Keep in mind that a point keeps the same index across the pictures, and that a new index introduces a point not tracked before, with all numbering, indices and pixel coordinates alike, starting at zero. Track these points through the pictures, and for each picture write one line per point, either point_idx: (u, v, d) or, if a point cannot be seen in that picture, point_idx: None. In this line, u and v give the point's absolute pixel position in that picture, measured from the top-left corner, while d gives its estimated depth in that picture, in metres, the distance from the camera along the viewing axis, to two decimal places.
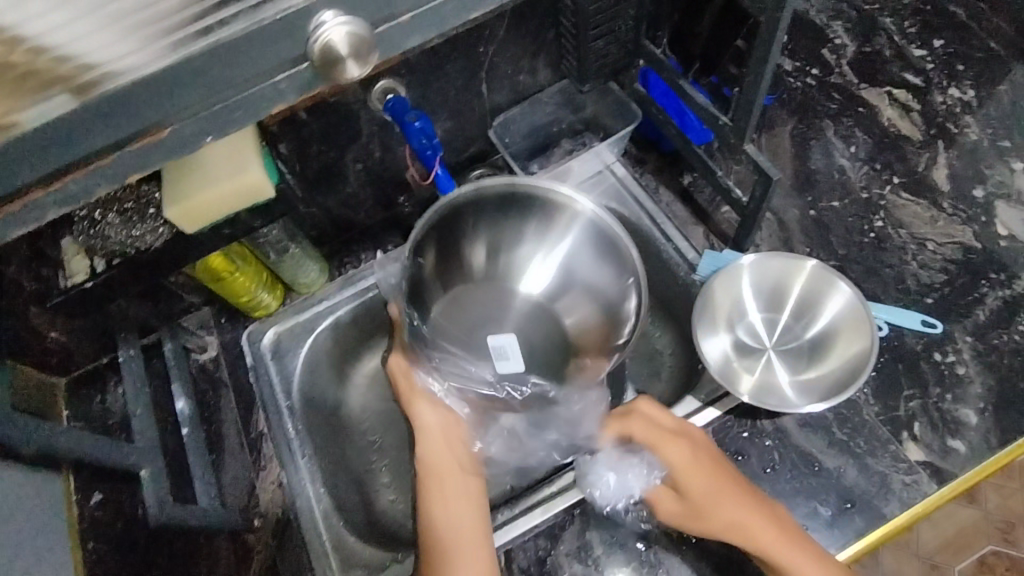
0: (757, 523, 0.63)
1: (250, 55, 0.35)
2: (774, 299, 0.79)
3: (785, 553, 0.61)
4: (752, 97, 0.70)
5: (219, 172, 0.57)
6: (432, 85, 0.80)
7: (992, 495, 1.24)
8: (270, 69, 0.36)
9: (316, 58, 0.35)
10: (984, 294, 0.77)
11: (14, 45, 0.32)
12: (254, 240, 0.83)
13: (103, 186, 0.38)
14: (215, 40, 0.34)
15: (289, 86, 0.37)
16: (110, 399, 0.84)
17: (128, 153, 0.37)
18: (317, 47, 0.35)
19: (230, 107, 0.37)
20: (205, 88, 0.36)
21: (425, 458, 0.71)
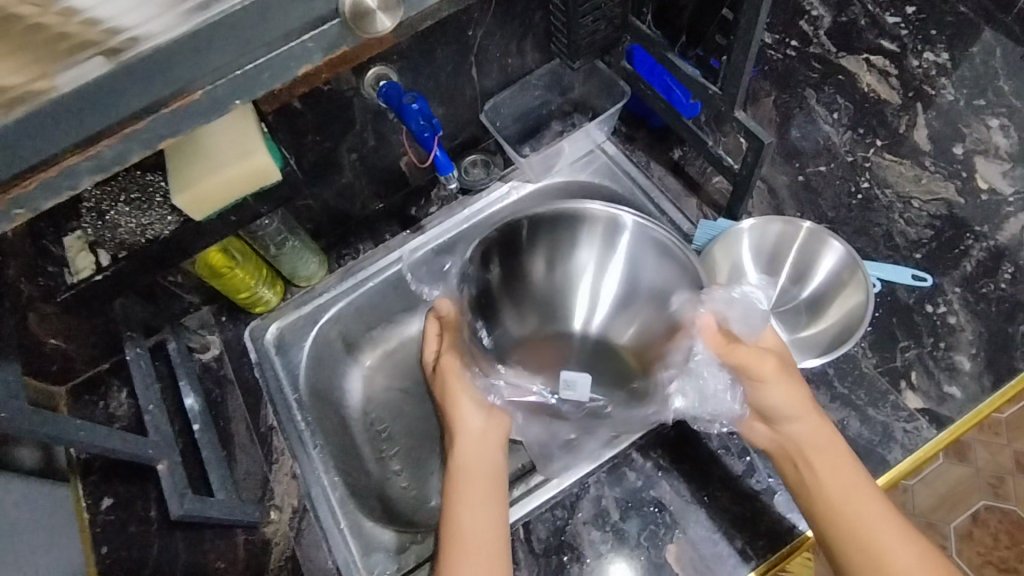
0: (815, 419, 0.67)
1: (279, 11, 0.38)
2: (772, 261, 0.83)
3: (832, 456, 0.65)
4: (740, 66, 0.71)
5: (225, 156, 0.57)
6: (423, 70, 0.81)
7: (979, 453, 1.34)
8: (296, 29, 0.39)
9: (347, 13, 0.39)
10: (969, 247, 0.80)
11: (50, 9, 0.35)
12: (253, 233, 0.82)
13: (137, 153, 0.39)
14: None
15: (315, 45, 0.40)
16: (114, 403, 0.83)
17: (161, 118, 0.38)
18: (348, 4, 0.38)
19: (258, 69, 0.39)
20: (236, 49, 0.38)
21: (462, 458, 0.71)
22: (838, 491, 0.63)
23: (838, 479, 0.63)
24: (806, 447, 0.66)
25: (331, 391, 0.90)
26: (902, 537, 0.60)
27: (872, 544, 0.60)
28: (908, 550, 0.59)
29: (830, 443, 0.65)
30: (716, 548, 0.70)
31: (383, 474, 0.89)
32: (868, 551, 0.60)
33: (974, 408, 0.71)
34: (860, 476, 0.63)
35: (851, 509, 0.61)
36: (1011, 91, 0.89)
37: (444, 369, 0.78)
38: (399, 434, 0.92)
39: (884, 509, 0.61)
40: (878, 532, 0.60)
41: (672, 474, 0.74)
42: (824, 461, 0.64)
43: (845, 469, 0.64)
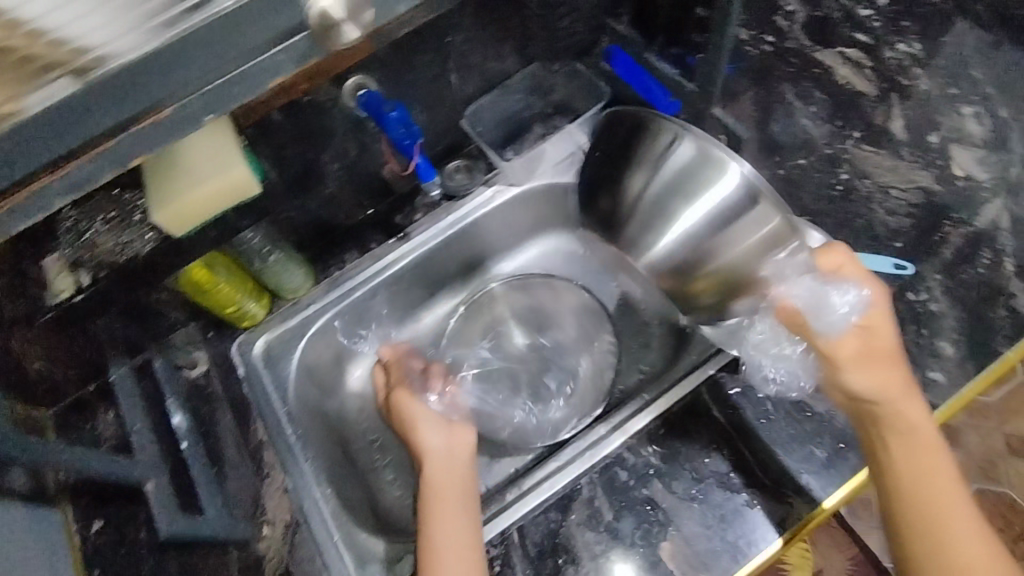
0: (903, 401, 0.67)
1: (246, 25, 0.38)
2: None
3: (914, 434, 0.66)
4: (717, 64, 0.72)
5: (203, 172, 0.57)
6: (402, 79, 0.81)
7: (971, 436, 1.40)
8: (264, 44, 0.39)
9: (316, 25, 0.39)
10: (948, 234, 0.85)
11: (14, 28, 0.34)
12: (236, 247, 0.82)
13: (110, 170, 0.40)
14: (209, 13, 0.37)
15: (286, 57, 0.40)
16: (101, 424, 0.82)
17: (129, 135, 0.39)
18: (316, 14, 0.38)
19: (229, 83, 0.40)
20: (205, 64, 0.38)
21: (429, 477, 0.73)
22: (915, 471, 0.65)
23: (921, 459, 0.65)
24: (886, 424, 0.67)
25: (320, 405, 0.91)
26: (968, 518, 0.63)
27: (943, 525, 0.63)
28: (974, 531, 0.63)
29: (916, 424, 0.67)
30: (711, 545, 0.70)
31: (377, 483, 0.89)
32: (940, 530, 0.63)
33: (956, 391, 0.74)
34: (940, 459, 0.66)
35: (925, 493, 0.64)
36: None
37: (398, 402, 0.80)
38: (391, 443, 0.92)
39: (956, 492, 0.64)
40: (949, 516, 0.63)
41: (664, 473, 0.74)
42: (903, 443, 0.66)
43: (927, 451, 0.66)
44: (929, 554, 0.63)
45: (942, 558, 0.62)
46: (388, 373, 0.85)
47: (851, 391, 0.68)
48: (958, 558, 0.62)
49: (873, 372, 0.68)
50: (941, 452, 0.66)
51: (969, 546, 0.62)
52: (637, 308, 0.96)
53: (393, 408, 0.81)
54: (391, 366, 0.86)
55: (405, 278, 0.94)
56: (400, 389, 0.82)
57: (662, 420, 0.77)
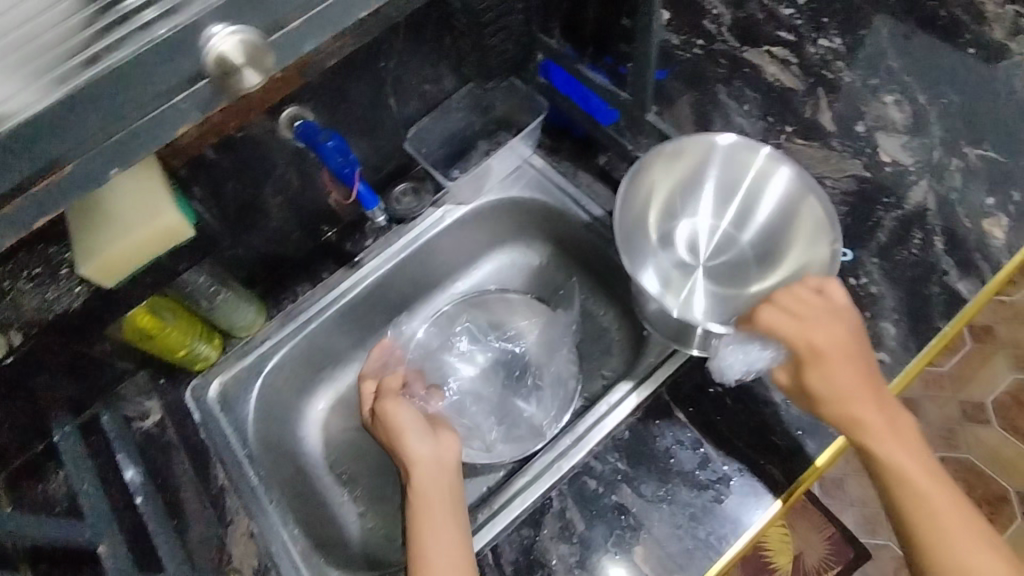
0: (875, 397, 0.67)
1: (144, 76, 0.38)
2: (718, 197, 0.84)
3: (886, 423, 0.66)
4: (645, 72, 0.74)
5: (130, 221, 0.56)
6: (339, 107, 0.81)
7: (930, 408, 1.45)
8: (168, 90, 0.39)
9: (213, 69, 0.39)
10: (881, 218, 0.85)
11: None
12: (181, 290, 0.78)
13: (11, 234, 0.40)
14: (103, 66, 0.37)
15: (189, 104, 0.41)
16: (54, 485, 0.79)
17: (28, 197, 0.39)
18: (212, 58, 0.39)
19: (137, 134, 0.40)
20: (104, 117, 0.38)
21: (418, 489, 0.71)
22: (899, 462, 0.65)
23: (900, 448, 0.65)
24: (863, 421, 0.66)
25: (281, 443, 0.89)
26: (952, 497, 0.64)
27: (935, 512, 0.63)
28: (957, 511, 0.63)
29: (884, 414, 0.66)
30: (684, 545, 0.70)
31: (348, 517, 0.87)
32: (931, 517, 0.63)
33: (903, 369, 0.76)
34: (911, 444, 0.66)
35: (916, 483, 0.64)
36: (901, 68, 0.93)
37: (396, 421, 0.76)
38: (360, 475, 0.90)
39: (934, 473, 0.65)
40: (939, 501, 0.63)
41: (632, 477, 0.75)
42: (882, 434, 0.65)
43: (902, 438, 0.66)
44: (929, 542, 0.62)
45: (942, 545, 0.62)
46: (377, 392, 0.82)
47: (820, 399, 0.67)
48: (955, 542, 0.62)
49: (841, 382, 0.66)
50: (911, 433, 0.67)
51: (961, 526, 0.62)
52: (594, 312, 0.95)
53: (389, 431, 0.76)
54: (380, 384, 0.83)
55: (361, 305, 0.92)
56: (392, 405, 0.78)
57: (624, 426, 0.78)
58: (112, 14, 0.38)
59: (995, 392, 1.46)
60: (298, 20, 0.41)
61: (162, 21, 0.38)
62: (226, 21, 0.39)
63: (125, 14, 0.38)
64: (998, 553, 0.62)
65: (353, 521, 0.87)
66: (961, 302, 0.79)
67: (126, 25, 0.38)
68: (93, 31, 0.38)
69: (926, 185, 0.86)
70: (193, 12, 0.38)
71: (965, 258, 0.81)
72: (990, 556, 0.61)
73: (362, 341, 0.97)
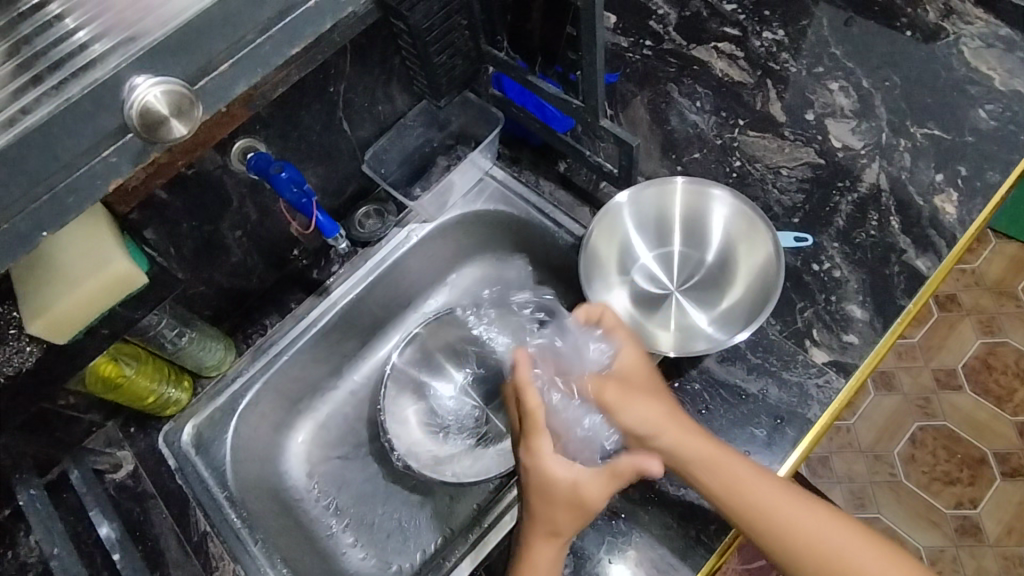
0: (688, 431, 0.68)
1: (63, 136, 0.40)
2: (666, 232, 0.84)
3: (674, 421, 0.69)
4: (594, 77, 0.74)
5: (80, 274, 0.55)
6: (291, 135, 0.80)
7: (905, 380, 1.49)
8: (94, 145, 0.42)
9: (137, 121, 0.41)
10: (838, 202, 0.86)
11: None
12: (143, 336, 0.76)
13: None
14: (21, 128, 0.39)
15: (119, 158, 0.43)
16: (24, 549, 0.74)
17: None
18: (136, 112, 0.41)
19: (61, 194, 0.42)
20: (28, 179, 0.40)
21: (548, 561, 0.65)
22: (731, 496, 0.65)
23: (725, 481, 0.65)
24: (687, 464, 0.67)
25: (262, 482, 0.86)
26: (789, 497, 0.66)
27: (778, 522, 0.65)
28: (781, 500, 0.65)
29: (704, 449, 0.67)
30: (674, 545, 0.71)
31: (337, 551, 0.85)
32: (776, 531, 0.65)
33: (872, 350, 0.77)
34: (740, 466, 0.66)
35: (754, 505, 0.65)
36: (843, 54, 0.96)
37: (587, 498, 0.66)
38: (347, 505, 0.89)
39: (768, 482, 0.66)
40: (780, 509, 0.65)
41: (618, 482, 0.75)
42: (705, 470, 0.66)
43: (730, 469, 0.66)
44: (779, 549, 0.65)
45: (789, 548, 0.65)
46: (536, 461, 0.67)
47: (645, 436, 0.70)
48: (800, 540, 0.65)
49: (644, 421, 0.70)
50: (734, 454, 0.67)
51: (804, 520, 0.65)
52: None
53: (575, 510, 0.66)
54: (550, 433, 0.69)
55: (332, 333, 0.91)
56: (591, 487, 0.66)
57: None
58: (25, 76, 0.40)
59: (965, 359, 1.50)
60: (223, 64, 0.44)
61: (76, 80, 0.40)
62: (147, 73, 0.41)
63: (41, 75, 0.40)
64: (839, 527, 0.66)
65: (344, 552, 0.86)
66: (921, 279, 0.81)
67: (43, 85, 0.40)
68: (10, 94, 0.40)
69: (877, 166, 0.88)
70: (111, 68, 0.40)
71: (921, 236, 0.83)
72: (832, 537, 0.65)
73: (338, 368, 0.95)
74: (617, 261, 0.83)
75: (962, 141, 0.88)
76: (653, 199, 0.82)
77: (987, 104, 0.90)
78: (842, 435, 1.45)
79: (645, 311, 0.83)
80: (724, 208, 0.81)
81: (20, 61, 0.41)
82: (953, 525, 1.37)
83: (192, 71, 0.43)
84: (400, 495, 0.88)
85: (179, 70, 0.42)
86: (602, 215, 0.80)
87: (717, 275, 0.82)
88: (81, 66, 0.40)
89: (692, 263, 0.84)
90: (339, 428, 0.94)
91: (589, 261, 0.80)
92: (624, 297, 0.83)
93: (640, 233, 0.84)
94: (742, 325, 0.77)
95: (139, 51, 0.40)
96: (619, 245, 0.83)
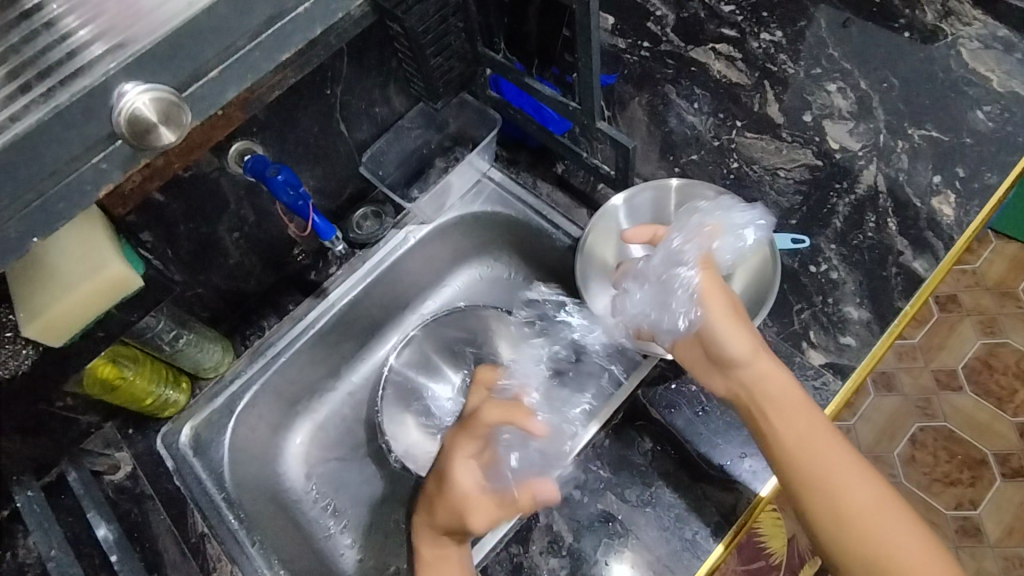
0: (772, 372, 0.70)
1: (53, 144, 0.40)
2: None
3: (763, 368, 0.69)
4: (590, 79, 0.74)
5: (76, 277, 0.55)
6: (288, 137, 0.80)
7: (905, 380, 1.49)
8: (85, 151, 0.42)
9: (124, 132, 0.42)
10: (835, 204, 0.86)
11: None
12: (140, 337, 0.76)
13: None
14: (10, 134, 0.39)
15: (109, 164, 0.44)
16: (22, 550, 0.76)
17: None
18: (122, 122, 0.41)
19: (53, 201, 0.42)
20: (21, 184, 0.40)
21: (427, 546, 0.72)
22: (792, 437, 0.66)
23: (793, 423, 0.67)
24: (760, 398, 0.69)
25: (260, 483, 0.86)
26: (850, 464, 0.66)
27: (830, 481, 0.65)
28: (847, 475, 0.65)
29: (783, 390, 0.68)
30: (670, 546, 0.71)
31: (334, 552, 0.86)
32: (821, 486, 0.65)
33: (869, 352, 0.77)
34: (812, 416, 0.68)
35: (808, 455, 0.66)
36: (840, 55, 0.96)
37: (470, 516, 0.69)
38: (345, 506, 0.89)
39: (834, 443, 0.66)
40: (833, 468, 0.65)
41: (616, 484, 0.75)
42: (776, 409, 0.68)
43: (802, 414, 0.67)
44: (819, 507, 0.65)
45: (830, 509, 0.64)
46: (447, 458, 0.73)
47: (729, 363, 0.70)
48: (847, 503, 0.64)
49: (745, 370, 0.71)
50: (811, 406, 0.69)
51: (859, 491, 0.64)
52: None
53: (455, 519, 0.69)
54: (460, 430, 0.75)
55: (330, 335, 0.91)
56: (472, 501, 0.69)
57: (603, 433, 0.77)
58: (13, 82, 0.40)
59: (965, 359, 1.49)
60: (214, 70, 0.45)
61: (67, 86, 0.40)
62: (137, 79, 0.41)
63: (30, 83, 0.40)
64: (899, 517, 0.63)
65: (342, 553, 0.86)
66: (919, 280, 0.80)
67: (32, 92, 0.40)
68: None
69: (875, 168, 0.88)
70: (101, 74, 0.40)
71: (919, 237, 0.83)
72: (884, 521, 0.63)
73: (336, 369, 0.95)
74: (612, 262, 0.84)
75: (960, 143, 0.88)
76: (651, 200, 0.83)
77: (986, 105, 0.90)
78: None
79: None
80: None
81: (10, 68, 0.40)
82: (953, 526, 1.37)
83: (182, 77, 0.43)
84: (399, 496, 0.89)
85: (169, 77, 0.43)
86: (598, 218, 0.80)
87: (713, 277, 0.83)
88: (71, 72, 0.40)
89: None
90: (337, 429, 0.94)
91: (585, 263, 0.81)
92: None
93: None
94: None
95: (130, 57, 0.40)
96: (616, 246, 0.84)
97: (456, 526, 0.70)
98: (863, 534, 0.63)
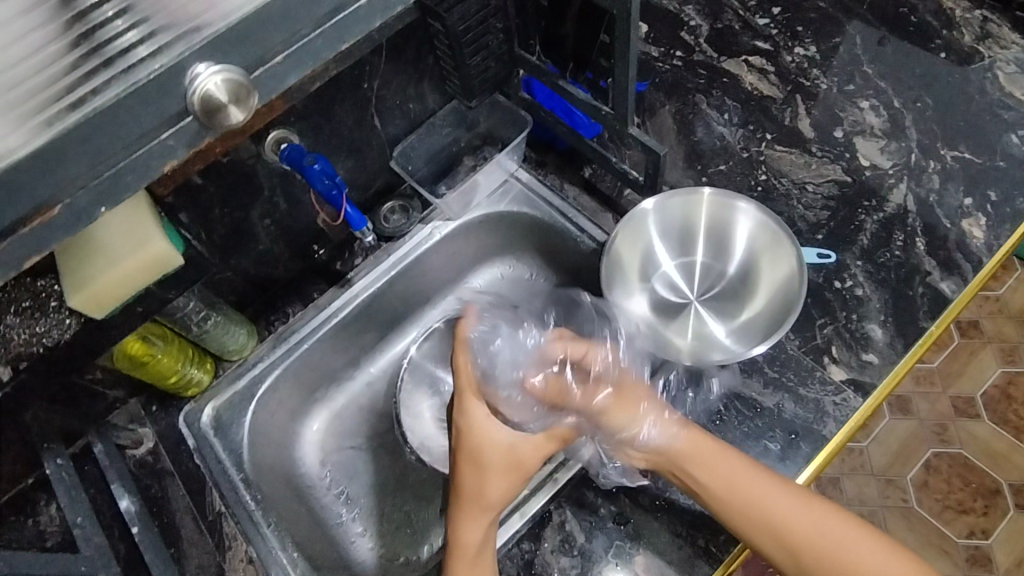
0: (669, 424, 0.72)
1: (124, 118, 0.41)
2: (687, 241, 0.85)
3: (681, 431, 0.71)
4: (625, 84, 0.74)
5: (120, 251, 0.57)
6: (324, 128, 0.81)
7: (922, 405, 1.47)
8: (156, 129, 0.43)
9: (199, 108, 0.42)
10: (863, 221, 0.86)
11: None
12: (171, 317, 0.78)
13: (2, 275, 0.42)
14: (92, 108, 0.39)
15: (177, 140, 0.44)
16: (45, 518, 0.78)
17: (22, 236, 0.42)
18: (197, 98, 0.42)
19: (116, 178, 0.43)
20: (91, 161, 0.41)
21: (463, 521, 0.69)
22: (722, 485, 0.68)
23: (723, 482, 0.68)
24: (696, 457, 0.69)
25: (277, 467, 0.88)
26: (794, 503, 0.66)
27: (784, 529, 0.65)
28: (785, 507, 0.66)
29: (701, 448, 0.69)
30: (681, 552, 0.71)
31: (346, 539, 0.87)
32: (777, 534, 0.66)
33: (891, 370, 0.77)
34: (741, 469, 0.68)
35: (744, 495, 0.67)
36: (875, 73, 0.96)
37: (521, 458, 0.71)
38: (358, 494, 0.90)
39: (759, 479, 0.67)
40: (774, 505, 0.66)
41: (630, 487, 0.75)
42: (702, 456, 0.69)
43: (725, 462, 0.68)
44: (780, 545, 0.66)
45: (791, 552, 0.66)
46: (472, 426, 0.72)
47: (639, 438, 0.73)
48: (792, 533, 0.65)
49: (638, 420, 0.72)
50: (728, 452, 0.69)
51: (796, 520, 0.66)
52: None
53: (512, 466, 0.71)
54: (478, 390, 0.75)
55: (353, 324, 0.92)
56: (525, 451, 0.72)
57: None
58: (96, 58, 0.40)
59: (985, 386, 1.47)
60: (280, 55, 0.45)
61: (146, 63, 0.40)
62: (210, 61, 0.42)
63: (111, 59, 0.40)
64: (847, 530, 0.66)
65: (353, 541, 0.87)
66: (945, 301, 0.80)
67: (112, 69, 0.40)
68: (80, 77, 0.40)
69: (905, 187, 0.88)
70: (177, 53, 0.41)
71: (947, 259, 0.83)
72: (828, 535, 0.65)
73: (355, 360, 0.97)
74: (637, 265, 0.84)
75: (993, 166, 0.88)
76: (677, 209, 0.83)
77: (1021, 129, 0.89)
78: (853, 457, 1.44)
79: (662, 318, 0.84)
80: (749, 221, 0.81)
81: (93, 45, 0.40)
82: (963, 555, 1.35)
83: (250, 61, 0.44)
84: (412, 488, 0.90)
85: (239, 58, 0.43)
86: (626, 222, 0.81)
87: (738, 290, 0.83)
88: (148, 52, 0.41)
89: (714, 273, 0.84)
90: (354, 418, 0.95)
91: (612, 266, 0.81)
92: (643, 303, 0.83)
93: (665, 240, 0.84)
94: (759, 339, 0.78)
95: (203, 40, 0.41)
96: (643, 249, 0.84)
97: (512, 479, 0.71)
98: (837, 560, 0.65)
